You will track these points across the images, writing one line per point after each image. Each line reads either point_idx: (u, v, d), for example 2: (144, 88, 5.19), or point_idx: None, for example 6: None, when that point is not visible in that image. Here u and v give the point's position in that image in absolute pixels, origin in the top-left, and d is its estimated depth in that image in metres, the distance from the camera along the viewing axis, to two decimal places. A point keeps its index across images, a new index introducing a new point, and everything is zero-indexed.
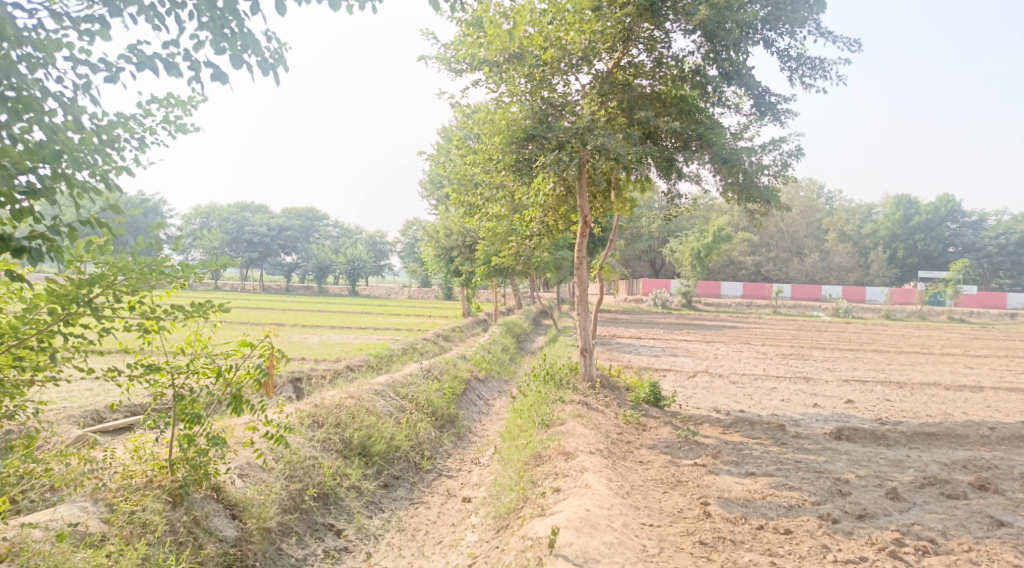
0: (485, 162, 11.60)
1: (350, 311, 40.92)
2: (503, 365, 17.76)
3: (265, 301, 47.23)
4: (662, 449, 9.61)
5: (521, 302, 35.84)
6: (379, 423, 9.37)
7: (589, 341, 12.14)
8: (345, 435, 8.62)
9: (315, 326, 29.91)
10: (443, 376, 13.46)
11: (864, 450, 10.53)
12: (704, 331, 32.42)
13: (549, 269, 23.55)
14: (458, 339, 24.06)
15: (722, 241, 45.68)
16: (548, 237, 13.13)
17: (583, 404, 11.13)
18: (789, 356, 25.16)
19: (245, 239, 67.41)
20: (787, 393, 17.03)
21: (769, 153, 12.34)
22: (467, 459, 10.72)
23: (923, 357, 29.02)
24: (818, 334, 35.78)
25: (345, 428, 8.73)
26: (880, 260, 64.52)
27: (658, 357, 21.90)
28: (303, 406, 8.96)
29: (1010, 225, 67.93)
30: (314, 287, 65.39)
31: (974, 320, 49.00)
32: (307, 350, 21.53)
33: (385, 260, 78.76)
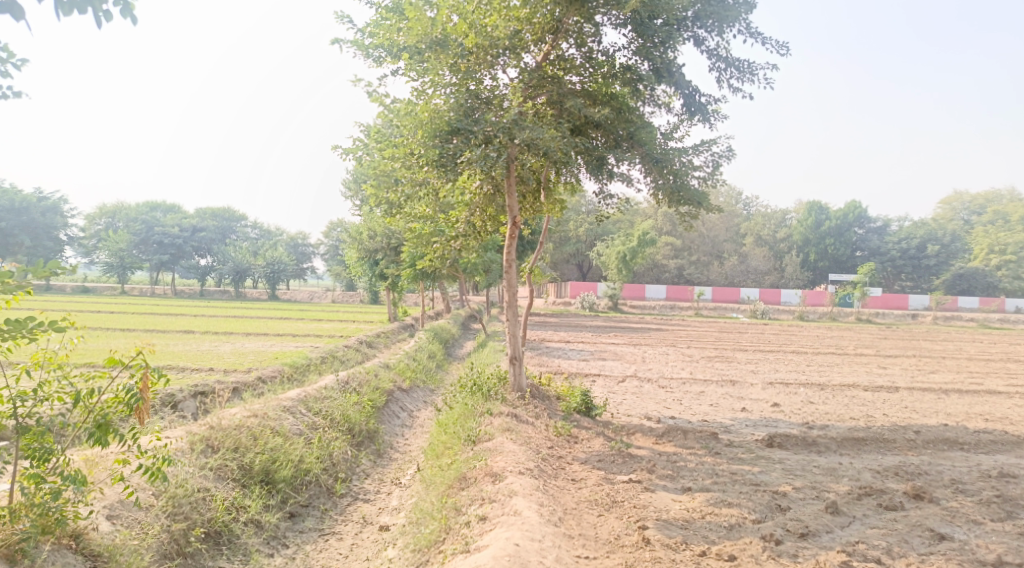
0: (405, 155, 10.88)
1: (269, 316, 39.28)
2: (429, 373, 17.02)
3: (178, 306, 45.02)
4: (594, 463, 9.08)
5: (449, 306, 35.03)
6: (286, 444, 8.53)
7: (518, 349, 11.55)
8: (244, 460, 7.83)
9: (230, 333, 28.43)
10: (362, 388, 12.65)
11: (797, 458, 10.23)
12: (630, 334, 32.36)
13: (476, 272, 22.89)
14: (382, 346, 23.15)
15: (646, 244, 45.97)
16: (476, 239, 12.49)
17: (510, 416, 10.52)
18: (714, 359, 25.17)
19: (156, 241, 64.22)
20: (715, 397, 16.83)
21: (700, 154, 12.08)
22: (387, 479, 9.96)
23: (839, 358, 29.57)
24: (740, 336, 36.25)
25: (245, 452, 7.94)
26: (795, 263, 66.49)
27: (586, 362, 21.52)
28: (197, 428, 8.08)
29: (912, 230, 70.95)
30: (231, 291, 62.87)
31: (881, 321, 50.75)
32: (218, 359, 20.26)
33: (307, 262, 76.53)
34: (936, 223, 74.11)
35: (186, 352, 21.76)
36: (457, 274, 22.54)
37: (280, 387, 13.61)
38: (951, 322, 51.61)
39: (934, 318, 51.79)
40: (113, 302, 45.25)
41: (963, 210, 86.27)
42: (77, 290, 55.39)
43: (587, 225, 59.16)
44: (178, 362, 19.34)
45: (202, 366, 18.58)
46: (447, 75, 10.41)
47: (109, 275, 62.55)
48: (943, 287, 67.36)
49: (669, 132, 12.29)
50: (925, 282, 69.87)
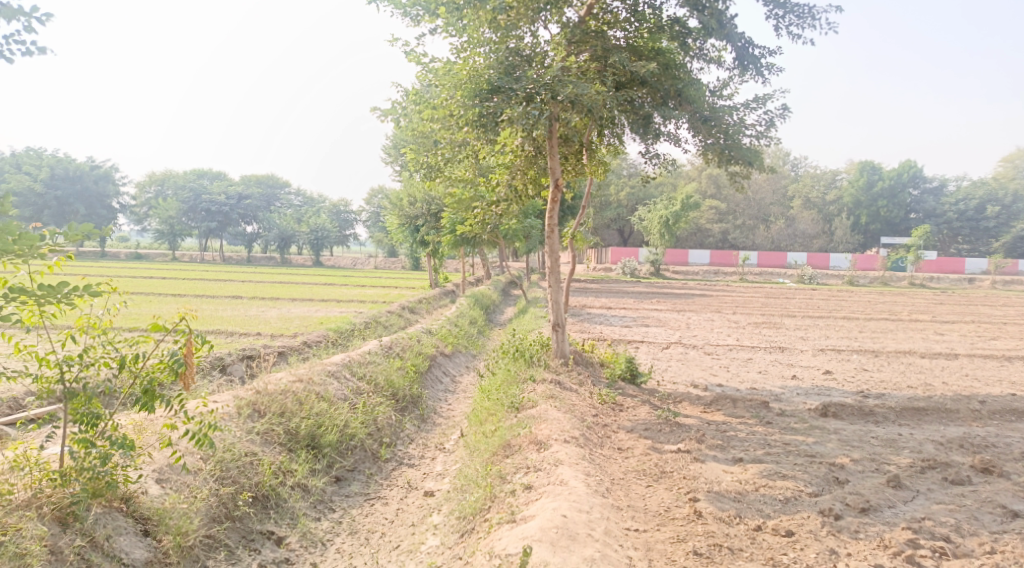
0: (442, 115, 10.55)
1: (313, 282, 39.67)
2: (471, 339, 16.89)
3: (225, 272, 45.79)
4: (641, 432, 8.84)
5: (491, 271, 34.87)
6: (330, 409, 8.45)
7: (561, 315, 11.30)
8: (290, 424, 7.74)
9: (275, 299, 28.76)
10: (405, 354, 12.56)
11: (853, 429, 9.85)
12: (674, 300, 31.86)
13: (518, 237, 22.63)
14: (424, 311, 23.12)
15: (690, 208, 45.14)
16: (518, 203, 12.17)
17: (554, 383, 10.30)
18: (762, 325, 24.61)
19: (204, 209, 65.18)
20: (763, 364, 16.41)
21: (753, 111, 11.56)
22: (431, 444, 9.87)
23: (893, 323, 28.71)
24: (788, 301, 35.46)
25: (290, 417, 7.85)
26: (845, 226, 64.70)
27: (630, 327, 21.20)
28: (243, 393, 8.02)
29: (969, 191, 68.33)
30: (277, 257, 63.73)
31: (935, 285, 49.24)
32: (263, 325, 20.46)
33: (350, 229, 77.04)
34: (994, 184, 71.25)
35: (232, 318, 22.02)
36: (499, 239, 22.30)
37: (323, 353, 13.62)
38: (1009, 286, 49.86)
39: (991, 282, 50.07)
40: (163, 269, 46.15)
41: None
42: (129, 257, 56.71)
43: (629, 189, 58.32)
44: (224, 327, 19.58)
45: (248, 331, 18.76)
46: (487, 32, 10.07)
47: (160, 242, 63.87)
48: (1002, 250, 64.94)
49: (721, 87, 11.78)
50: (982, 245, 67.47)
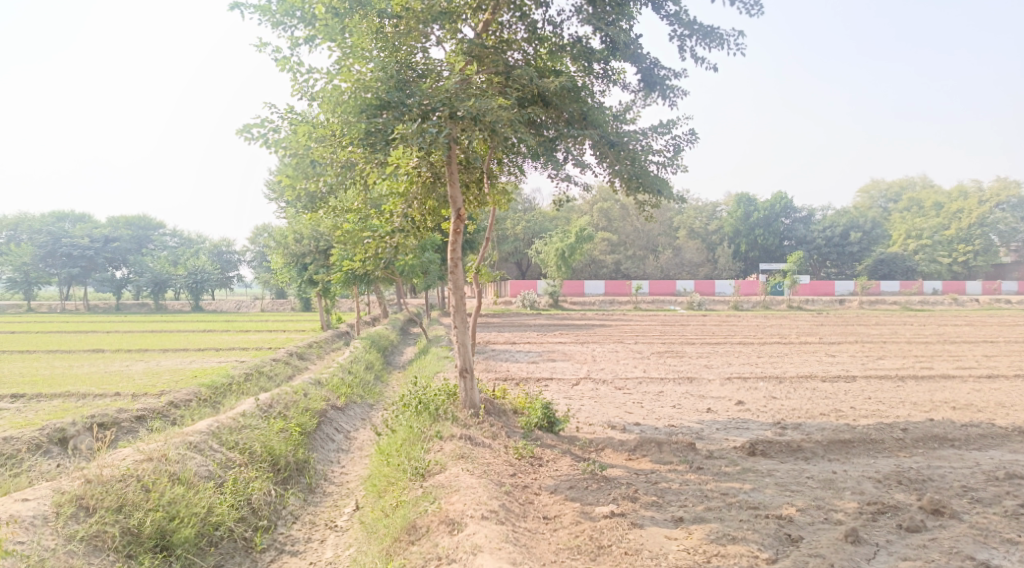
0: (319, 135, 9.31)
1: (190, 328, 36.90)
2: (366, 387, 15.46)
3: (89, 321, 42.09)
4: (566, 492, 7.81)
5: (385, 310, 33.30)
6: (190, 493, 7.43)
7: (469, 360, 10.14)
8: (129, 522, 6.79)
9: (145, 351, 26.21)
10: (289, 412, 11.11)
11: (786, 469, 9.13)
12: (574, 331, 31.23)
13: (414, 274, 21.38)
14: (314, 357, 21.41)
15: (584, 240, 45.18)
16: (415, 236, 11.08)
17: (463, 439, 9.14)
18: (664, 355, 24.19)
19: (65, 253, 60.21)
20: (675, 397, 15.76)
21: (660, 137, 10.96)
22: (319, 522, 8.63)
23: (786, 347, 29.03)
24: (683, 329, 35.54)
25: (131, 513, 6.89)
26: (726, 254, 66.69)
27: (534, 364, 20.26)
28: (70, 483, 7.02)
29: (836, 218, 71.73)
30: (151, 304, 59.51)
31: (811, 308, 51.12)
32: (127, 382, 18.32)
33: (232, 270, 73.16)
34: (857, 212, 75.30)
35: (91, 375, 19.68)
36: (393, 275, 20.95)
37: (194, 417, 11.94)
38: (875, 305, 52.43)
39: (860, 303, 52.51)
40: (16, 321, 41.83)
41: (881, 198, 88.82)
42: None
43: (522, 223, 58.13)
44: (79, 387, 17.33)
45: (106, 390, 16.60)
46: (373, 43, 8.97)
47: (14, 291, 58.44)
48: (866, 273, 68.42)
49: (624, 111, 11.13)
50: (848, 269, 70.86)
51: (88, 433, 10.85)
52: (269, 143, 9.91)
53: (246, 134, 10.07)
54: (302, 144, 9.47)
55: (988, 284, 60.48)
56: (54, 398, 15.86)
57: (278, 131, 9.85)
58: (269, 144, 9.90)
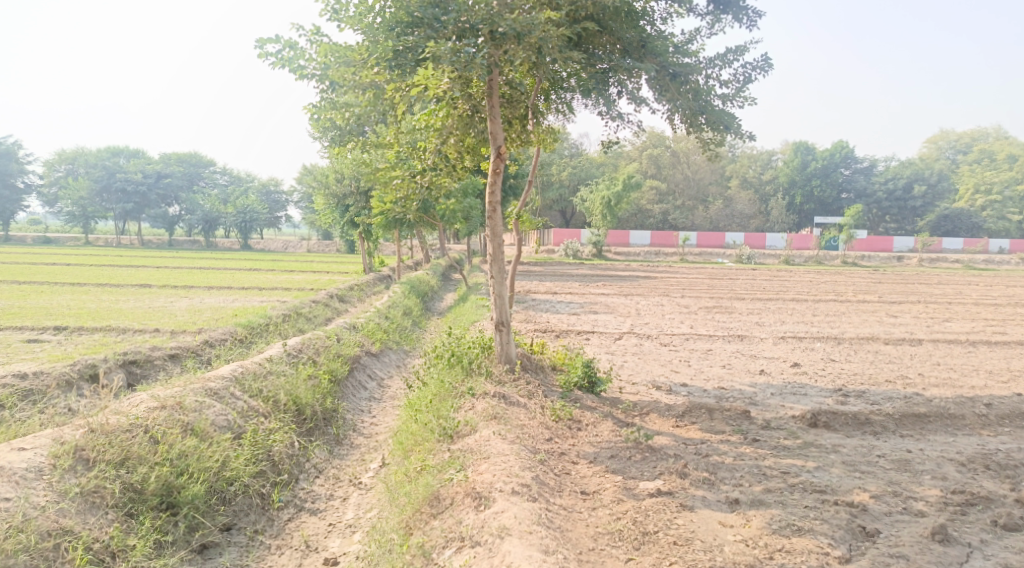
0: (342, 55, 8.49)
1: (236, 266, 36.95)
2: (403, 333, 14.83)
3: (141, 256, 42.54)
4: (608, 463, 7.10)
5: (428, 255, 32.72)
6: (200, 447, 6.89)
7: (505, 313, 9.38)
8: (131, 478, 6.27)
9: (188, 287, 26.11)
10: (318, 358, 10.57)
11: (853, 445, 8.22)
12: (619, 282, 30.23)
13: (457, 219, 20.59)
14: (355, 299, 20.94)
15: (633, 188, 43.76)
16: (451, 177, 10.25)
17: (498, 397, 8.45)
18: (714, 310, 23.12)
19: (118, 189, 61.05)
20: (725, 356, 14.79)
21: (728, 66, 9.86)
22: (342, 478, 8.15)
23: (843, 305, 27.65)
24: (733, 282, 34.21)
25: (133, 467, 6.37)
26: (780, 206, 64.27)
27: (577, 315, 19.46)
28: (72, 431, 6.55)
29: (899, 171, 68.19)
30: (200, 241, 60.14)
31: (867, 264, 49.01)
32: (166, 318, 18.07)
33: (280, 211, 73.39)
34: (922, 165, 71.64)
35: (132, 310, 19.55)
36: (433, 218, 20.18)
37: (223, 359, 11.45)
38: (936, 263, 50.06)
39: (919, 260, 50.20)
40: (70, 254, 42.48)
41: (948, 150, 84.59)
42: (37, 240, 52.77)
43: (570, 169, 56.77)
44: (119, 322, 17.13)
45: (144, 326, 16.34)
46: None
47: (71, 225, 59.67)
48: (928, 229, 65.26)
49: (688, 40, 10.05)
50: (909, 224, 67.52)
51: (114, 372, 10.44)
52: (288, 64, 9.08)
53: (265, 57, 9.30)
54: (321, 65, 8.66)
55: None
56: (93, 333, 15.65)
57: (298, 50, 8.98)
58: (288, 66, 9.09)
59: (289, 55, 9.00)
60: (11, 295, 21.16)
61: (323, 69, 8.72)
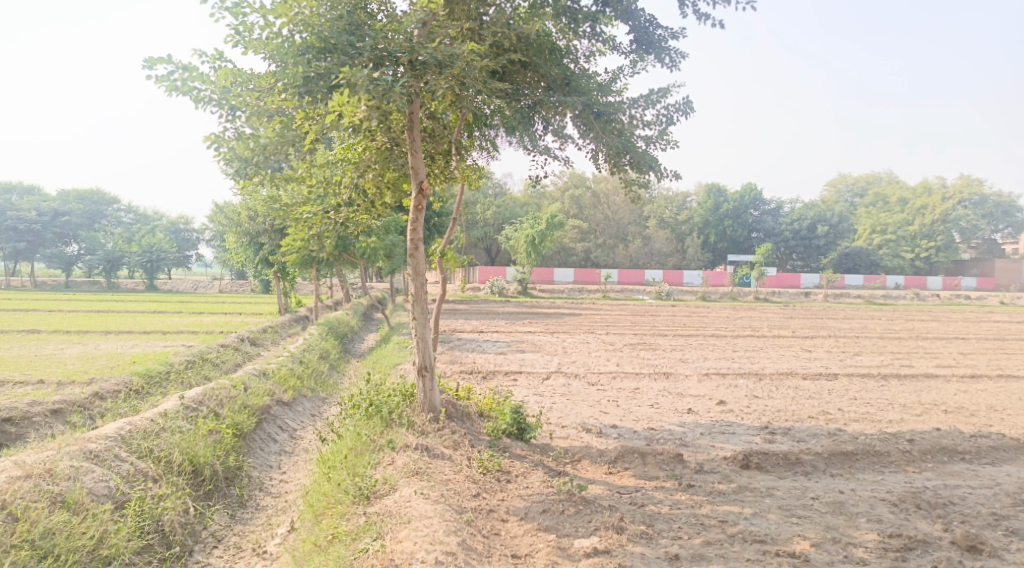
0: (247, 78, 8.08)
1: (141, 308, 34.98)
2: (319, 378, 14.05)
3: (36, 299, 39.84)
4: (539, 520, 6.68)
5: (346, 295, 31.74)
6: (65, 524, 6.39)
7: (428, 358, 8.87)
8: None
9: (85, 332, 24.40)
10: (223, 412, 9.77)
11: (788, 487, 8.01)
12: (541, 320, 30.00)
13: (376, 258, 19.93)
14: (268, 343, 19.94)
15: (555, 228, 44.05)
16: (370, 212, 9.85)
17: (420, 450, 7.90)
18: (637, 347, 23.05)
19: (11, 227, 57.42)
20: (652, 394, 14.59)
21: (650, 107, 9.75)
22: (246, 547, 7.47)
23: (760, 340, 28.12)
24: (652, 319, 34.51)
25: None
26: (695, 245, 65.90)
27: (500, 355, 19.02)
28: None
29: (803, 212, 70.95)
30: (102, 281, 57.08)
31: (778, 300, 50.49)
32: (56, 367, 16.69)
33: (190, 250, 70.53)
34: (824, 206, 74.91)
35: (19, 359, 18.01)
36: (353, 256, 19.52)
37: (117, 413, 10.47)
38: (840, 299, 52.03)
39: (824, 296, 52.10)
40: None
41: (847, 192, 89.00)
42: None
43: (493, 208, 56.81)
44: (2, 372, 15.69)
45: (31, 377, 15.02)
46: None
47: None
48: (831, 266, 67.94)
49: (611, 79, 9.92)
50: (813, 262, 70.36)
51: None
52: (185, 87, 8.39)
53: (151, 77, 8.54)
54: (222, 88, 8.08)
55: (948, 281, 60.51)
56: None
57: (193, 70, 8.31)
58: (187, 90, 8.42)
59: (182, 76, 8.32)
60: None
61: (223, 92, 8.16)
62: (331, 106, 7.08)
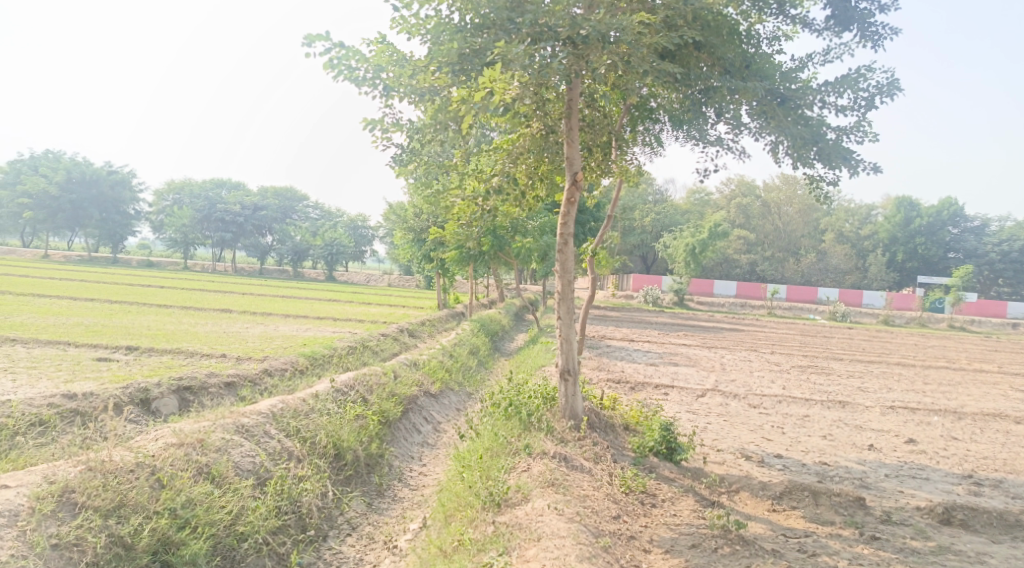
0: (402, 57, 7.86)
1: (318, 297, 36.94)
2: (467, 373, 13.75)
3: (230, 283, 43.20)
4: (688, 556, 5.79)
5: (505, 296, 31.71)
6: (206, 497, 6.22)
7: (572, 361, 8.19)
8: (121, 530, 5.65)
9: (266, 314, 25.89)
10: (370, 398, 9.58)
11: (1005, 555, 6.55)
12: (703, 334, 28.41)
13: (532, 258, 19.50)
14: (426, 336, 20.07)
15: (718, 237, 41.97)
16: (523, 207, 9.35)
17: (559, 458, 7.23)
18: (809, 370, 21.06)
19: (217, 217, 63.15)
20: (825, 424, 13.02)
21: (846, 92, 8.52)
22: (377, 537, 7.13)
23: (956, 373, 24.93)
24: (829, 341, 31.75)
25: (127, 518, 5.75)
26: (879, 262, 60.20)
27: (656, 366, 17.95)
28: (69, 465, 6.00)
29: (1016, 231, 62.74)
30: (290, 270, 61.32)
31: (978, 330, 45.16)
32: (237, 344, 17.64)
33: (366, 245, 74.27)
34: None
35: (206, 334, 19.29)
36: (511, 255, 19.20)
37: (276, 391, 10.61)
38: None
39: None
40: (163, 277, 43.63)
41: None
42: (139, 263, 54.90)
43: (653, 215, 55.30)
44: (189, 344, 16.70)
45: (212, 351, 15.88)
46: None
47: (172, 249, 62.07)
48: None
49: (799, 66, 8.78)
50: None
51: (166, 397, 9.73)
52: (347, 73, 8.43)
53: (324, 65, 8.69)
54: (375, 67, 7.87)
55: None
56: (160, 354, 15.15)
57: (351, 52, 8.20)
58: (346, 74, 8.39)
59: (337, 54, 8.23)
60: (97, 313, 21.27)
61: (375, 71, 7.94)
62: (483, 81, 6.62)
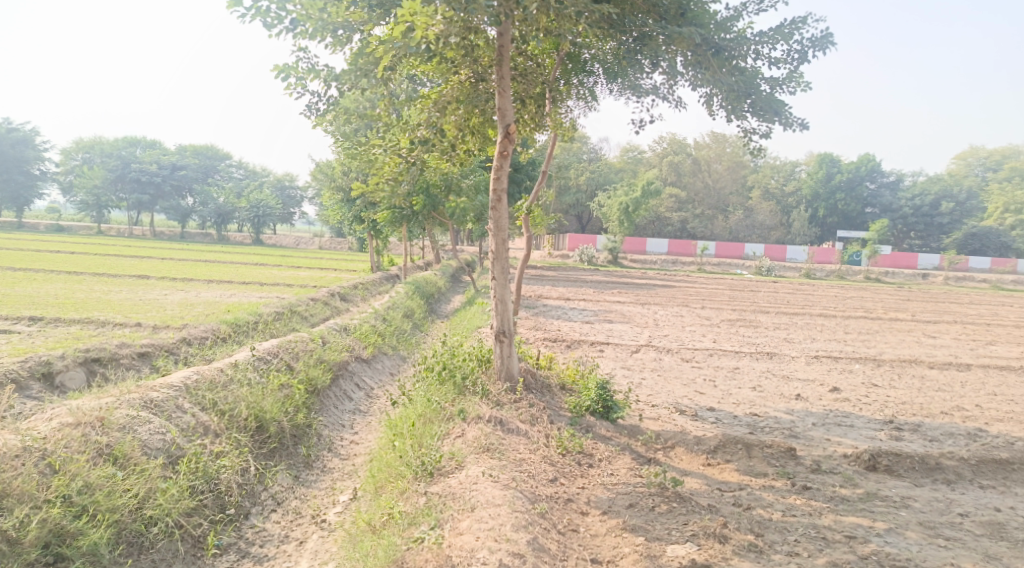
0: None
1: (244, 260, 35.76)
2: (400, 336, 13.44)
3: (150, 248, 41.41)
4: (625, 517, 5.72)
5: (438, 257, 31.30)
6: (106, 481, 5.81)
7: (507, 322, 7.97)
8: (6, 523, 5.22)
9: (188, 280, 24.87)
10: (298, 366, 9.19)
11: (929, 499, 6.71)
12: (635, 290, 28.68)
13: (466, 218, 19.17)
14: (357, 298, 19.60)
15: (650, 195, 42.29)
16: (454, 162, 8.97)
17: (493, 422, 7.04)
18: (737, 323, 21.48)
19: (133, 178, 60.29)
20: (754, 376, 13.24)
21: (780, 42, 8.42)
22: (304, 513, 6.84)
23: (875, 323, 25.86)
24: (755, 294, 32.52)
25: (11, 509, 5.31)
26: (802, 219, 61.76)
27: (590, 323, 17.98)
28: None
29: (926, 186, 65.45)
30: (212, 233, 59.19)
31: (892, 280, 47.05)
32: (156, 311, 16.85)
33: (294, 207, 72.30)
34: (951, 181, 69.13)
35: (123, 302, 18.36)
36: (442, 213, 18.82)
37: (197, 361, 10.11)
38: (962, 282, 48.03)
39: (945, 278, 48.23)
40: (77, 243, 41.50)
41: (977, 166, 81.91)
42: (50, 228, 52.13)
43: (587, 173, 55.32)
44: (104, 313, 15.85)
45: (127, 320, 15.10)
46: None
47: (86, 213, 59.09)
48: (954, 246, 62.70)
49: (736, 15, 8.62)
50: (933, 240, 64.94)
51: (73, 371, 9.13)
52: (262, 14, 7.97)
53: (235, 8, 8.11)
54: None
55: None
56: (71, 325, 14.31)
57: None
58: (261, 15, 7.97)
59: None
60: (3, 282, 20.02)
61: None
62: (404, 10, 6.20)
